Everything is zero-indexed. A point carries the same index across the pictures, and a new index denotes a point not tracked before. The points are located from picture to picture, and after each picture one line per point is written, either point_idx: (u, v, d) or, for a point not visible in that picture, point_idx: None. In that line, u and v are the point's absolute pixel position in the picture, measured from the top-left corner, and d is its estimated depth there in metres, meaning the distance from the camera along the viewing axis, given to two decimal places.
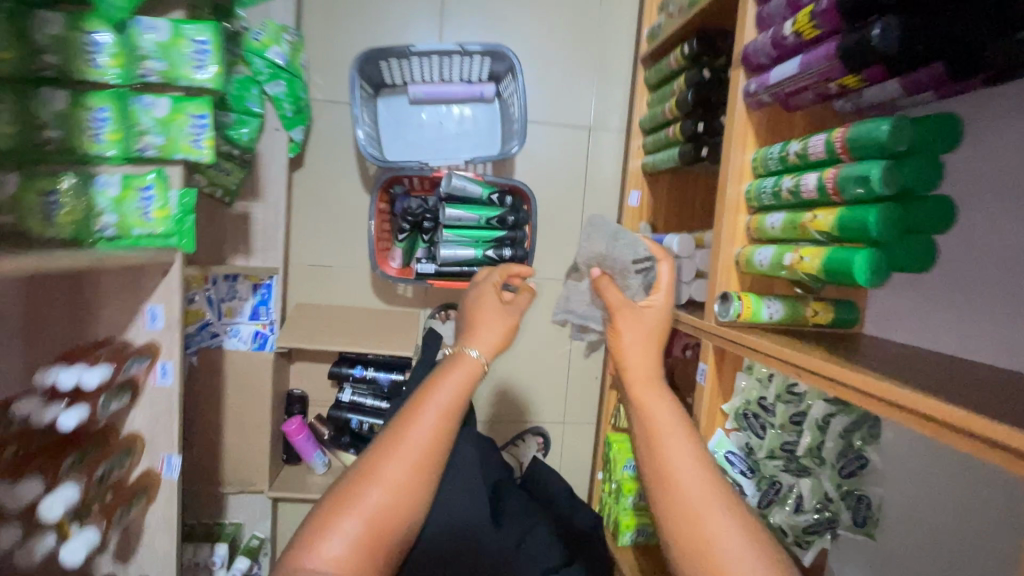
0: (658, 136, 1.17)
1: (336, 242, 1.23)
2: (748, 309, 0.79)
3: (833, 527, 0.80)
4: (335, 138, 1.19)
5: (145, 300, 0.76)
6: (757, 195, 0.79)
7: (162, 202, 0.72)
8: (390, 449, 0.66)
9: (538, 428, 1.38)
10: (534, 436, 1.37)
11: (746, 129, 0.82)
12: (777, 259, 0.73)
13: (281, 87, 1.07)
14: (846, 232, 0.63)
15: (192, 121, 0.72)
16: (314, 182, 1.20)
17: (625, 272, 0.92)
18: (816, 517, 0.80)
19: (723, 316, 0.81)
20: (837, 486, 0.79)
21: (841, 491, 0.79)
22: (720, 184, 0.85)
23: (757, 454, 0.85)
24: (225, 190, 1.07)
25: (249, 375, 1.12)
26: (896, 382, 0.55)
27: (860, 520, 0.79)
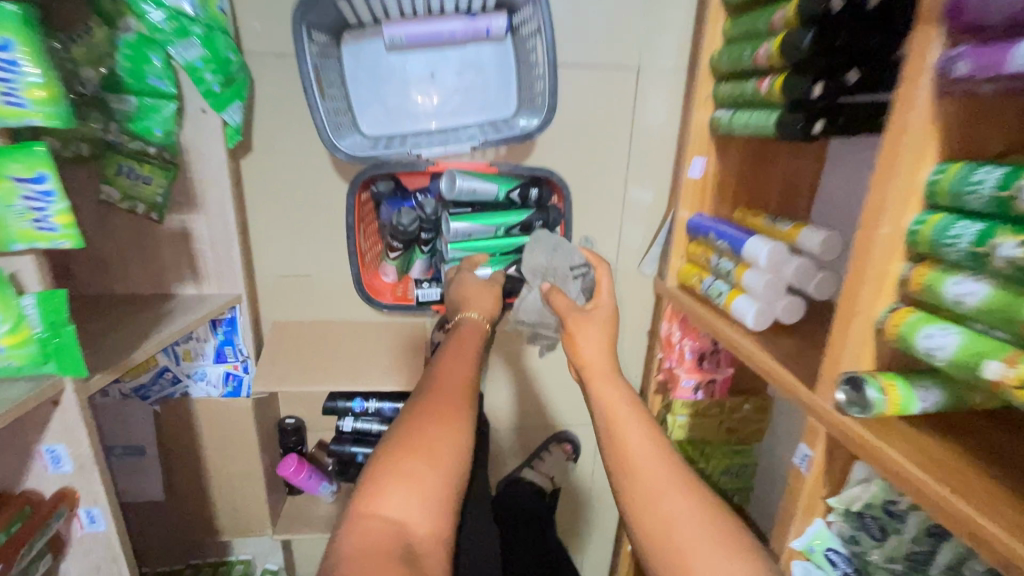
0: (743, 88, 0.83)
1: (311, 247, 0.96)
2: (895, 404, 0.56)
3: None
4: (289, 109, 0.86)
5: (39, 441, 0.59)
6: (933, 243, 0.51)
7: (13, 323, 0.50)
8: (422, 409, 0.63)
9: (565, 436, 1.24)
10: (560, 445, 1.24)
11: (928, 132, 0.51)
12: (969, 360, 0.47)
13: (196, 50, 0.72)
14: None
15: (22, 186, 0.48)
16: (271, 172, 0.89)
17: (563, 280, 0.87)
18: None
19: (854, 409, 0.59)
20: None
21: None
22: (866, 215, 0.56)
23: (870, 557, 0.65)
24: (150, 204, 0.78)
25: (227, 424, 0.93)
26: (934, 473, 0.52)
27: None
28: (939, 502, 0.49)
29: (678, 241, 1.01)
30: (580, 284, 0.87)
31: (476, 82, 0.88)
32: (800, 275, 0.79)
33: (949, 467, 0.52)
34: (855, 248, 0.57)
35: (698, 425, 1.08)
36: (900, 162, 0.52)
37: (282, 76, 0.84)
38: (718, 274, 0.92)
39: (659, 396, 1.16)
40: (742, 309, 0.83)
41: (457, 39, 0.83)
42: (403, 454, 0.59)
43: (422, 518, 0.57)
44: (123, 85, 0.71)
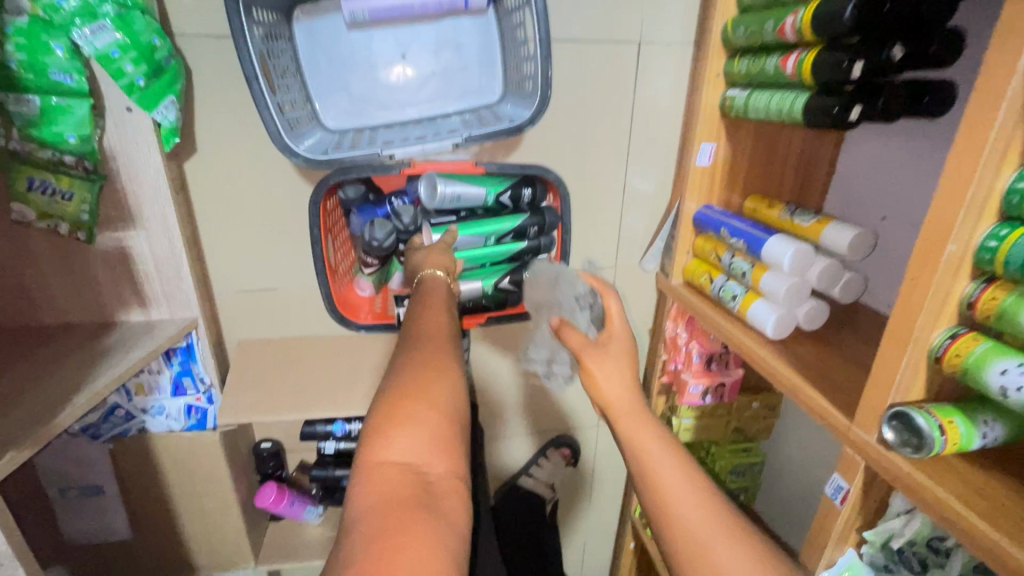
0: (762, 64, 0.73)
1: (274, 257, 0.84)
2: (953, 443, 0.48)
3: None
4: (236, 101, 0.73)
5: None
6: (1012, 263, 0.42)
7: None
8: (416, 350, 0.53)
9: (565, 440, 1.15)
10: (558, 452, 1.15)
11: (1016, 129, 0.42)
12: None
13: (113, 34, 0.59)
14: None
15: None
16: (220, 175, 0.77)
17: (569, 312, 0.76)
18: None
19: (908, 449, 0.51)
20: None
21: None
22: (929, 224, 0.47)
23: None
24: (75, 223, 0.67)
25: (193, 461, 0.83)
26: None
27: None
28: (989, 548, 0.44)
29: (683, 235, 0.91)
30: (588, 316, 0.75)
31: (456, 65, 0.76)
32: (825, 277, 0.72)
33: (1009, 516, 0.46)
34: (911, 260, 0.49)
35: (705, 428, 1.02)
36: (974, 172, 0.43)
37: (224, 61, 0.71)
38: (731, 274, 0.83)
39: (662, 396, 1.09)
40: (761, 317, 0.75)
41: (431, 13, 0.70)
42: (411, 393, 0.48)
43: (438, 454, 0.47)
44: (20, 81, 0.58)
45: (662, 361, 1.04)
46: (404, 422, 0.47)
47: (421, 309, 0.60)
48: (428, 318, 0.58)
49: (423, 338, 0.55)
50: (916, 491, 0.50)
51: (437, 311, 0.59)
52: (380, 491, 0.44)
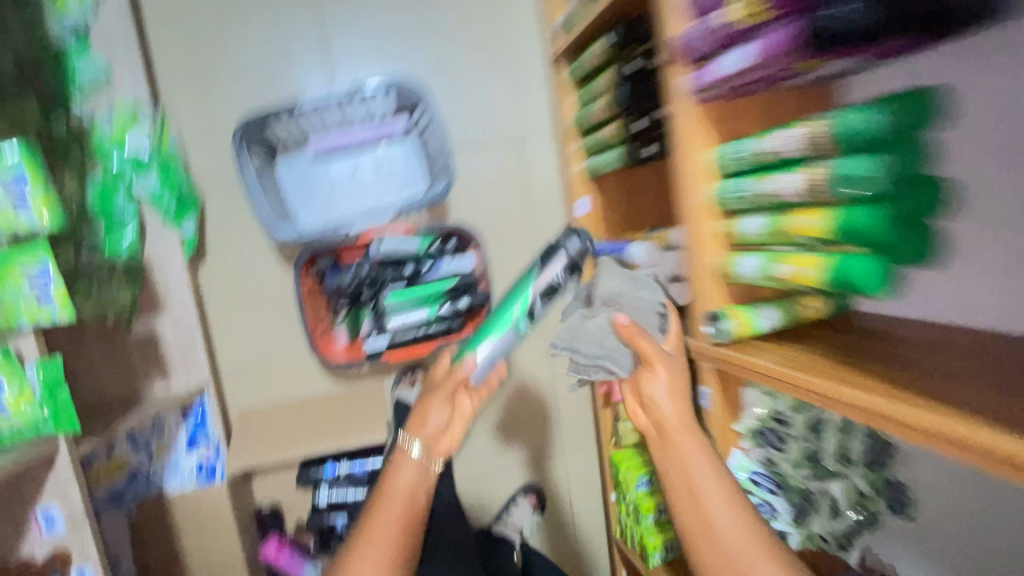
0: (595, 136, 1.06)
1: (270, 331, 1.07)
2: (743, 323, 0.69)
3: (872, 524, 0.73)
4: (236, 219, 1.03)
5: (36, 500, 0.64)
6: (725, 199, 0.70)
7: (20, 385, 0.61)
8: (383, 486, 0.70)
9: (530, 486, 1.30)
10: (525, 497, 1.28)
11: (701, 126, 0.70)
12: (765, 271, 0.66)
13: (154, 179, 0.89)
14: (846, 235, 0.56)
15: (30, 280, 0.62)
16: (226, 273, 1.04)
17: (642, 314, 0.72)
18: (854, 518, 0.72)
19: (718, 339, 0.71)
20: (872, 484, 0.70)
21: (876, 488, 0.70)
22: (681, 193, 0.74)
23: (783, 467, 0.75)
24: (119, 311, 0.89)
25: (202, 515, 0.95)
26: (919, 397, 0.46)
27: (896, 507, 0.69)
28: (869, 409, 0.48)
29: None
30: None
31: (391, 172, 1.04)
32: None
33: (838, 371, 0.55)
34: (683, 217, 0.75)
35: None
36: (689, 158, 0.72)
37: (226, 191, 1.02)
38: None
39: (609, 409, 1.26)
40: None
41: (365, 142, 1.03)
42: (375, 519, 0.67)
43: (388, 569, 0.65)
44: (91, 215, 0.85)
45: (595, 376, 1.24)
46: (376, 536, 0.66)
47: (425, 398, 0.73)
48: (434, 404, 0.72)
49: (427, 433, 0.71)
50: (757, 372, 0.63)
51: (438, 404, 0.72)
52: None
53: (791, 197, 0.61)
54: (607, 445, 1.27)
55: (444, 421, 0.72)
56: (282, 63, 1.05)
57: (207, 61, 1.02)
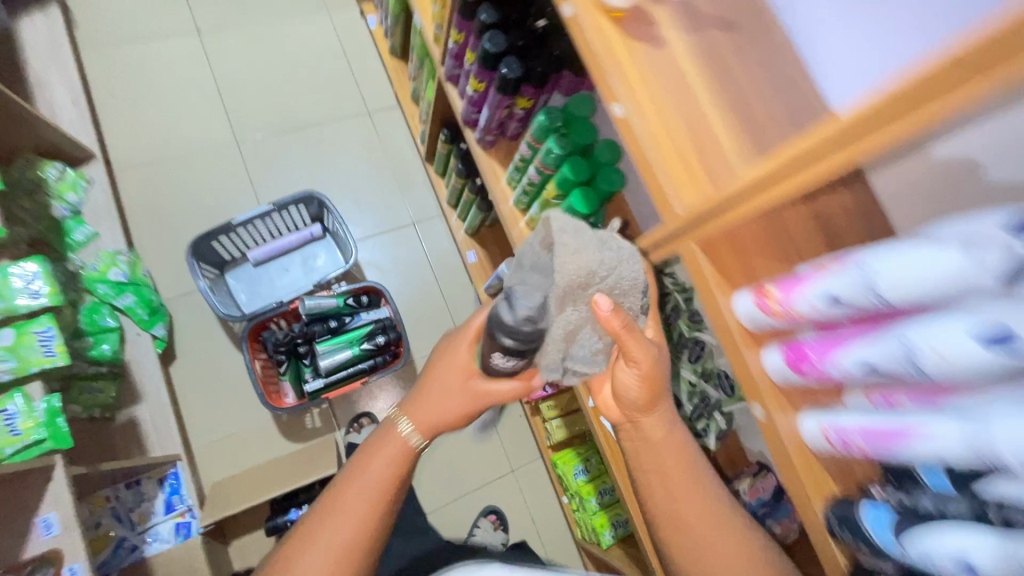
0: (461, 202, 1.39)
1: (232, 408, 1.29)
2: None
3: (716, 409, 0.79)
4: (197, 322, 1.31)
5: (36, 513, 0.77)
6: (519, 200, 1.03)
7: (29, 414, 0.78)
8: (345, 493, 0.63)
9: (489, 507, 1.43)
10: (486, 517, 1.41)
11: (492, 164, 1.09)
12: None
13: (130, 297, 1.18)
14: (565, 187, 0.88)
15: (39, 337, 0.82)
16: (193, 367, 1.29)
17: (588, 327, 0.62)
18: (693, 406, 0.80)
19: None
20: (696, 372, 0.80)
21: (702, 374, 0.80)
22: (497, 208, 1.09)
23: None
24: (104, 406, 1.11)
25: (183, 568, 1.08)
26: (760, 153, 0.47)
27: (729, 389, 0.78)
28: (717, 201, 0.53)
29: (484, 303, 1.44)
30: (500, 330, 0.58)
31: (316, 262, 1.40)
32: None
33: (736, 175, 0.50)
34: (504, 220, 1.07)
35: (569, 420, 1.38)
36: (494, 180, 1.09)
37: (190, 303, 1.31)
38: None
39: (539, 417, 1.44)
40: None
41: (295, 245, 1.38)
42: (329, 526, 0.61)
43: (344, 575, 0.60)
44: (82, 332, 1.11)
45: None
46: (352, 508, 0.62)
47: (429, 369, 0.67)
48: (440, 373, 0.67)
49: (422, 403, 0.66)
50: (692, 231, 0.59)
51: (450, 375, 0.66)
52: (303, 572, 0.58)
53: (535, 178, 0.93)
54: (545, 448, 1.44)
55: (458, 392, 0.65)
56: (219, 201, 1.38)
57: (167, 208, 1.34)
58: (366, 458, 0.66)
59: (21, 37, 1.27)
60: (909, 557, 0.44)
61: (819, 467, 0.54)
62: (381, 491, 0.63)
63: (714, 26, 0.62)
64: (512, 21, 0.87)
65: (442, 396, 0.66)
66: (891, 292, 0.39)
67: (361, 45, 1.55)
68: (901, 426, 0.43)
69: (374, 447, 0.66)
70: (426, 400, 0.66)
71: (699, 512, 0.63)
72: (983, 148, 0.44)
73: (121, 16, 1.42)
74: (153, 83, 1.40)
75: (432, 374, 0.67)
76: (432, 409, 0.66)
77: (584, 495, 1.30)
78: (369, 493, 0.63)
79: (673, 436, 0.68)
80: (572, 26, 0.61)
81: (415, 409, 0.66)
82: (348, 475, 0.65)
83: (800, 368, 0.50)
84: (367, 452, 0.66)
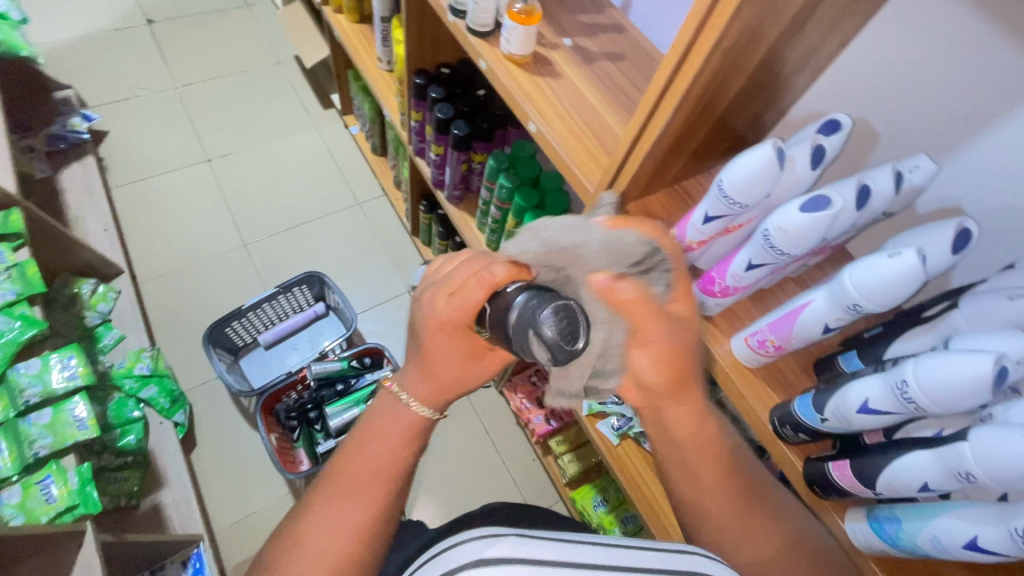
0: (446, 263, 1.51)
1: (251, 487, 1.31)
2: None
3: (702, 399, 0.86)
4: (215, 407, 1.38)
5: None
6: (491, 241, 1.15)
7: (63, 483, 0.87)
8: (338, 476, 0.57)
9: None
10: None
11: (463, 215, 1.24)
12: None
13: (153, 389, 1.26)
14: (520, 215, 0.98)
15: (73, 414, 0.93)
16: (211, 450, 1.34)
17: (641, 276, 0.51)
18: None
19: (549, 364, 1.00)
20: None
21: None
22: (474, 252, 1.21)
23: None
24: (129, 494, 1.16)
25: None
26: (640, 115, 0.59)
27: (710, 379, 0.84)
28: (616, 168, 0.64)
29: None
30: (634, 254, 0.49)
31: (321, 338, 1.51)
32: None
33: (626, 146, 0.62)
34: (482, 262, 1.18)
35: (580, 451, 1.28)
36: (467, 229, 1.22)
37: (207, 390, 1.40)
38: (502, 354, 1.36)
39: (550, 455, 1.38)
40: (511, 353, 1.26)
41: (301, 324, 1.50)
42: (331, 500, 0.55)
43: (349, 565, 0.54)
44: (112, 425, 1.19)
45: (528, 426, 1.38)
46: (354, 485, 0.56)
47: (424, 339, 0.54)
48: (431, 340, 0.53)
49: (430, 376, 0.56)
50: (604, 205, 0.69)
51: (454, 347, 0.53)
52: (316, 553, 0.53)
53: (497, 216, 1.06)
54: (563, 486, 1.35)
55: (462, 364, 0.55)
56: (230, 296, 1.52)
57: (186, 309, 1.49)
58: (371, 430, 0.59)
59: (62, 185, 1.52)
60: (831, 425, 0.49)
61: (754, 377, 0.59)
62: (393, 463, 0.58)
63: (603, 59, 0.80)
64: (456, 94, 1.05)
65: (445, 365, 0.54)
66: (737, 192, 0.50)
67: (346, 150, 1.79)
68: (791, 307, 0.51)
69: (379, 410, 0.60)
70: (425, 369, 0.56)
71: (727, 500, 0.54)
72: (826, 102, 0.62)
73: (143, 158, 1.68)
74: (171, 206, 1.62)
75: (427, 343, 0.54)
76: (433, 378, 0.56)
77: (607, 525, 1.16)
78: (375, 465, 0.57)
79: (704, 429, 0.56)
80: (489, 75, 0.79)
81: (416, 376, 0.57)
82: (353, 446, 0.59)
83: (710, 290, 0.59)
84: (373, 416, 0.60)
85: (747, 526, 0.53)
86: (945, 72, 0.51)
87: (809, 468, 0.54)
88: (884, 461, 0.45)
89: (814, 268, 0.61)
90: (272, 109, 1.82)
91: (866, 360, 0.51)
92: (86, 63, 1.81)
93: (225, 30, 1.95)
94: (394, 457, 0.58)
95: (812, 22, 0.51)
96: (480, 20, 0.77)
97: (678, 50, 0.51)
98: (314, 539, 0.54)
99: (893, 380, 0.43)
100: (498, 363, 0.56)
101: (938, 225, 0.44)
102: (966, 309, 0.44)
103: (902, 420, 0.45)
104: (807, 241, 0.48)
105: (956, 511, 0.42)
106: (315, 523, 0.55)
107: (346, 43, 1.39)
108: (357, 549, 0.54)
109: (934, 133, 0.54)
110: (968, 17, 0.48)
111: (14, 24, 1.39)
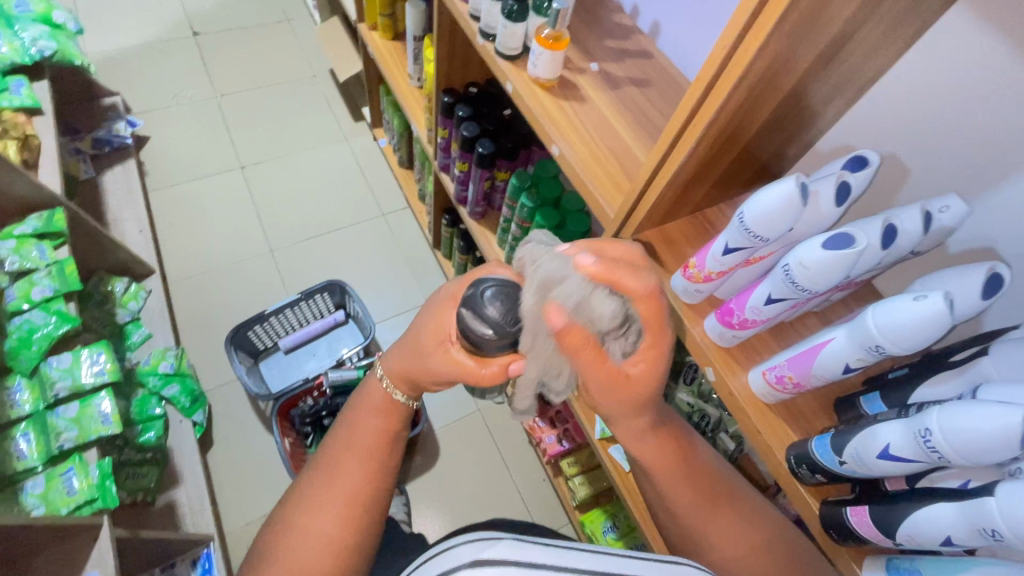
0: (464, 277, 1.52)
1: (262, 489, 1.33)
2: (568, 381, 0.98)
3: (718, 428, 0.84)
4: (233, 408, 1.41)
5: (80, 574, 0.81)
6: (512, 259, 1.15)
7: (85, 476, 0.89)
8: (325, 464, 0.59)
9: None
10: None
11: (484, 231, 1.25)
12: None
13: (175, 387, 1.29)
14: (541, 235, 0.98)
15: (98, 410, 0.97)
16: (226, 451, 1.36)
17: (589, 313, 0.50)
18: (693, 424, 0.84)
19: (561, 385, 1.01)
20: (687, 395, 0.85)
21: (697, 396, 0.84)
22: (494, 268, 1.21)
23: None
24: (146, 490, 1.18)
25: None
26: (666, 141, 0.58)
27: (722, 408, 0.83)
28: (636, 194, 0.65)
29: None
30: (607, 325, 0.50)
31: (339, 346, 1.53)
32: None
33: (651, 172, 0.62)
34: None
35: (591, 477, 1.25)
36: (488, 245, 1.23)
37: (227, 391, 1.43)
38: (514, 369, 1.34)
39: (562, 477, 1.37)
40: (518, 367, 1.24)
41: (319, 331, 1.52)
42: (319, 484, 0.58)
43: (341, 540, 0.55)
44: (134, 421, 1.21)
45: (539, 446, 1.36)
46: (344, 469, 0.58)
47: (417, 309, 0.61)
48: (425, 309, 0.59)
49: (403, 348, 0.61)
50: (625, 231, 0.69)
51: (430, 321, 0.58)
52: (310, 538, 0.54)
53: (518, 234, 1.06)
54: (572, 509, 1.32)
55: (428, 343, 0.58)
56: (254, 301, 1.56)
57: (212, 310, 1.53)
58: (353, 416, 0.64)
59: (103, 187, 1.59)
60: (851, 469, 0.48)
61: (772, 415, 0.57)
62: (379, 440, 0.62)
63: (629, 84, 0.80)
64: (483, 113, 1.07)
65: (418, 337, 0.59)
66: (759, 225, 0.50)
67: (374, 162, 1.83)
68: (812, 344, 0.50)
69: (360, 396, 0.65)
70: (404, 345, 0.61)
71: (698, 507, 0.58)
72: (854, 135, 0.61)
73: (180, 163, 1.75)
74: (202, 210, 1.68)
75: (417, 316, 0.60)
76: (406, 358, 0.60)
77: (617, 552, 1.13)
78: (358, 447, 0.60)
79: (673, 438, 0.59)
80: (515, 97, 0.80)
81: (393, 351, 0.62)
82: (337, 437, 0.62)
83: (728, 322, 0.57)
84: (355, 402, 0.65)
85: (725, 531, 0.57)
86: (983, 110, 0.50)
87: (826, 511, 0.52)
88: (904, 511, 0.44)
89: (837, 303, 0.59)
90: (305, 119, 1.88)
91: (890, 404, 0.49)
92: (133, 72, 1.89)
93: (265, 43, 2.03)
94: (374, 436, 0.61)
95: (843, 54, 0.51)
96: (508, 44, 0.79)
97: (706, 77, 0.51)
98: (306, 521, 0.55)
99: (916, 427, 0.42)
100: (446, 367, 0.57)
101: (968, 268, 0.43)
102: (996, 356, 0.43)
103: (925, 468, 0.43)
104: (828, 278, 0.47)
105: (981, 569, 0.40)
106: (303, 513, 0.56)
107: (380, 59, 1.43)
108: (347, 528, 0.56)
109: (970, 171, 0.53)
110: (1009, 53, 0.47)
111: (70, 35, 1.46)
